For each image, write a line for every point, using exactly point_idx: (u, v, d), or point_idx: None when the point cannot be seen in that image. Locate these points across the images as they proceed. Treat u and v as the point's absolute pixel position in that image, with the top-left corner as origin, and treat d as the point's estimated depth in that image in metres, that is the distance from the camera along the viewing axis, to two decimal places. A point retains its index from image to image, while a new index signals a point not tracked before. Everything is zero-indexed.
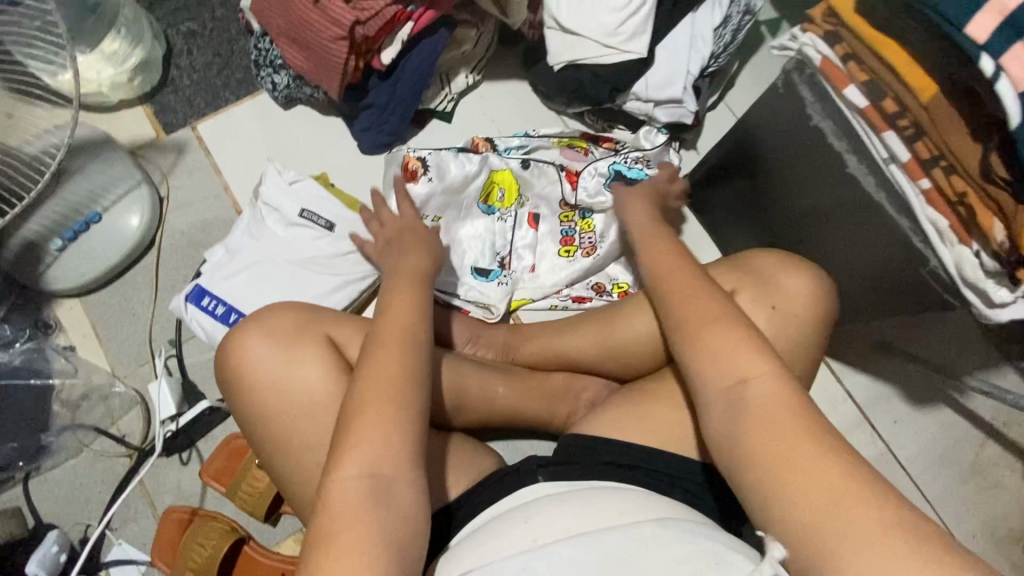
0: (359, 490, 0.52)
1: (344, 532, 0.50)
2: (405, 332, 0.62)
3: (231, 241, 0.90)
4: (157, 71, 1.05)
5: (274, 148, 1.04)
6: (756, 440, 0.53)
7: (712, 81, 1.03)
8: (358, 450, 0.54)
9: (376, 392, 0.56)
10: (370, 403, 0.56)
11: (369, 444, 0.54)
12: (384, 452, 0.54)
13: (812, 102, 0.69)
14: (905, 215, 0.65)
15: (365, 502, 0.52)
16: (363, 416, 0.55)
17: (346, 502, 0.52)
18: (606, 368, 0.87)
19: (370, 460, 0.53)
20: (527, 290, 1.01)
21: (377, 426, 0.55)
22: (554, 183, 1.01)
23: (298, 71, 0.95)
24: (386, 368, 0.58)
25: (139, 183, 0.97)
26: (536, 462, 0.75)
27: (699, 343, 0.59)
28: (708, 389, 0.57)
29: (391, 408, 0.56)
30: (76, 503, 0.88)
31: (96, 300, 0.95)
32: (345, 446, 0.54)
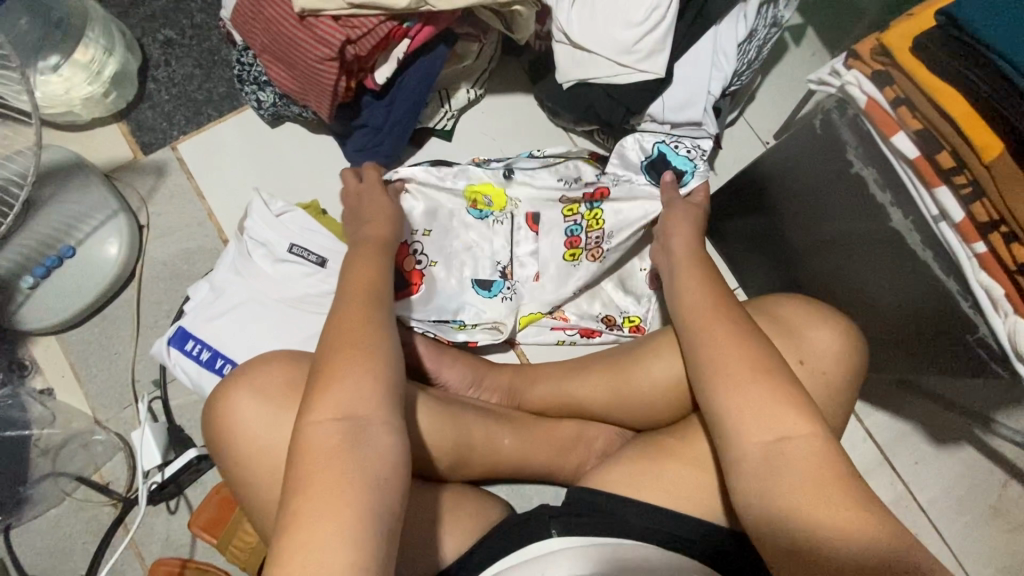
0: (332, 434, 0.49)
1: (315, 477, 0.47)
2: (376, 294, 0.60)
3: (216, 277, 0.84)
4: (132, 85, 0.97)
5: (261, 169, 0.97)
6: (799, 494, 0.50)
7: (733, 98, 0.95)
8: (332, 395, 0.50)
9: (349, 341, 0.54)
10: (343, 357, 0.53)
11: (345, 391, 0.51)
12: (363, 390, 0.51)
13: (854, 146, 0.63)
14: (954, 276, 0.59)
15: (341, 443, 0.48)
16: (339, 364, 0.52)
17: (318, 448, 0.48)
18: (617, 415, 0.82)
19: (340, 402, 0.50)
20: (534, 303, 0.93)
21: (359, 373, 0.52)
22: (549, 183, 0.91)
23: (284, 90, 0.87)
24: (357, 320, 0.56)
25: (116, 211, 0.90)
26: (547, 509, 0.70)
27: (735, 398, 0.55)
28: (743, 437, 0.54)
29: (362, 352, 0.53)
30: (59, 555, 0.83)
31: (74, 338, 0.90)
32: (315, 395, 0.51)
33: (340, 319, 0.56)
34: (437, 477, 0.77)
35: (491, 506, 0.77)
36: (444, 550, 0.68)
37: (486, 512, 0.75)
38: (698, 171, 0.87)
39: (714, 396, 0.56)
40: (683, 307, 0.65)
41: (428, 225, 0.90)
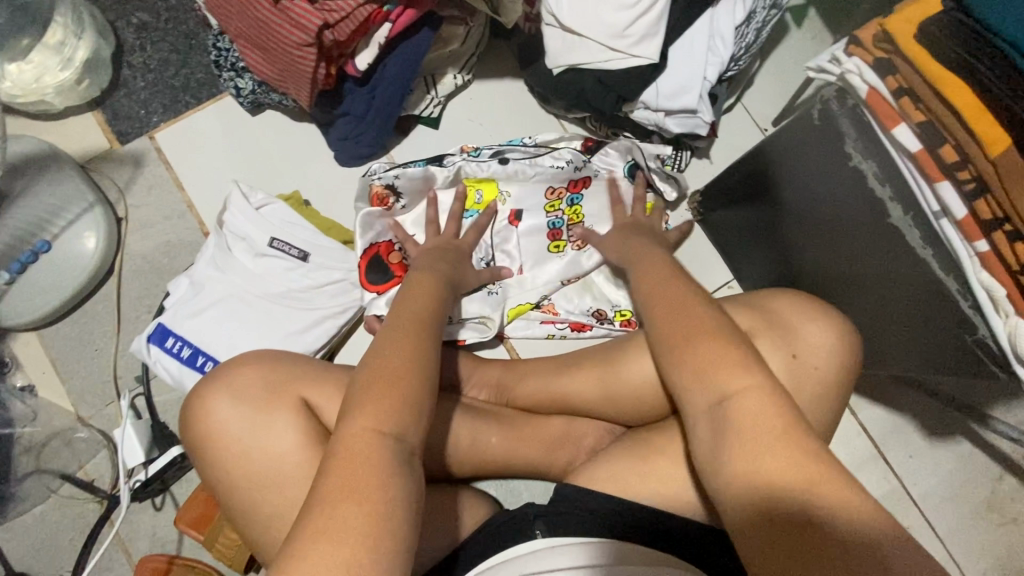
0: (371, 445, 0.46)
1: (353, 487, 0.44)
2: (425, 317, 0.59)
3: (195, 271, 0.82)
4: (106, 71, 0.94)
5: (243, 159, 0.94)
6: (739, 458, 0.46)
7: (730, 84, 0.91)
8: (375, 405, 0.48)
9: (395, 355, 0.52)
10: (383, 367, 0.51)
11: (384, 394, 0.49)
12: (409, 401, 0.50)
13: (853, 137, 0.59)
14: (954, 275, 0.57)
15: (380, 452, 0.47)
16: (382, 369, 0.51)
17: (360, 448, 0.46)
18: (608, 413, 0.80)
19: (384, 417, 0.48)
20: (522, 295, 0.92)
21: (399, 375, 0.51)
22: (533, 178, 0.92)
23: (262, 77, 0.84)
24: (407, 333, 0.56)
25: (92, 204, 0.87)
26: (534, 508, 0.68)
27: (682, 358, 0.51)
28: (690, 400, 0.50)
29: (411, 369, 0.52)
30: (46, 552, 0.83)
31: (54, 334, 0.88)
32: (356, 405, 0.49)
33: (387, 336, 0.55)
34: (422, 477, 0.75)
35: (477, 504, 0.77)
36: (427, 551, 0.68)
37: (472, 511, 0.75)
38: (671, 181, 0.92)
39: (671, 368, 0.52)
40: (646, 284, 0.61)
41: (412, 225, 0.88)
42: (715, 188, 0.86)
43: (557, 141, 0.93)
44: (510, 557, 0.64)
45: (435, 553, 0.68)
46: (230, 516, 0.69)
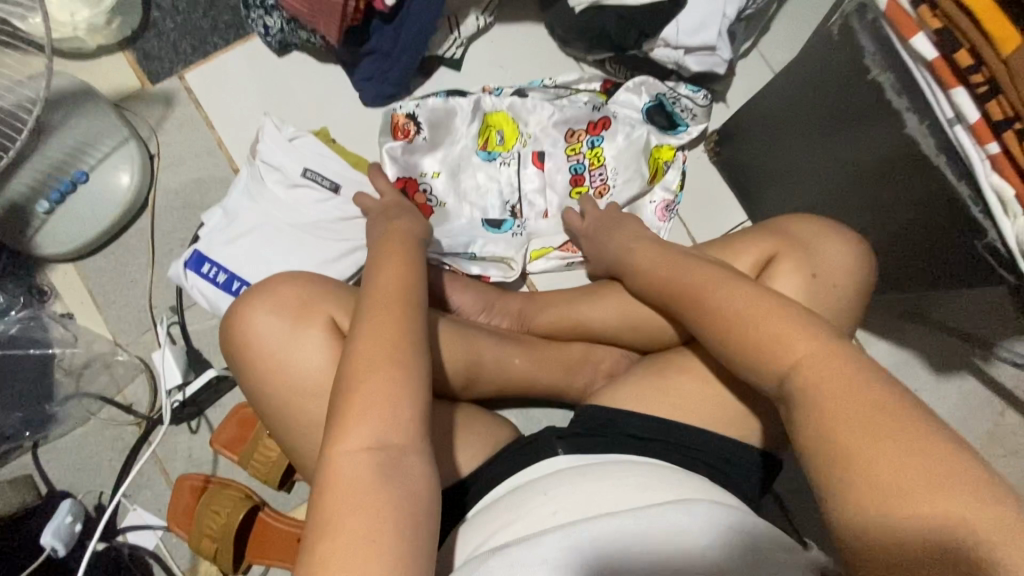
0: (365, 463, 0.46)
1: (354, 507, 0.45)
2: (403, 294, 0.55)
3: (230, 202, 0.85)
4: (137, 12, 0.96)
5: (269, 99, 0.96)
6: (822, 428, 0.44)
7: (748, 25, 0.93)
8: (360, 421, 0.48)
9: (371, 355, 0.50)
10: (364, 371, 0.49)
11: (372, 406, 0.48)
12: (389, 413, 0.48)
13: (872, 52, 0.63)
14: (967, 182, 0.59)
15: (370, 475, 0.46)
16: (363, 374, 0.49)
17: (349, 475, 0.46)
18: (626, 339, 0.83)
19: (375, 431, 0.48)
20: (545, 239, 0.94)
21: (382, 378, 0.49)
22: (554, 121, 0.94)
23: (292, 12, 0.86)
24: (383, 318, 0.52)
25: (127, 138, 0.90)
26: (554, 433, 0.71)
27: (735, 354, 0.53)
28: (763, 382, 0.51)
29: (390, 370, 0.50)
30: (86, 471, 0.86)
31: (91, 265, 0.91)
32: (341, 419, 0.48)
33: (363, 324, 0.52)
34: (450, 393, 0.78)
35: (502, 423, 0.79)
36: (458, 458, 0.70)
37: (497, 427, 0.77)
38: (691, 125, 0.95)
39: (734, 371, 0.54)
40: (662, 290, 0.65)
41: (438, 167, 0.92)
42: (746, 128, 0.89)
43: (578, 83, 0.96)
44: (530, 480, 0.64)
45: (465, 461, 0.71)
46: (273, 431, 0.71)
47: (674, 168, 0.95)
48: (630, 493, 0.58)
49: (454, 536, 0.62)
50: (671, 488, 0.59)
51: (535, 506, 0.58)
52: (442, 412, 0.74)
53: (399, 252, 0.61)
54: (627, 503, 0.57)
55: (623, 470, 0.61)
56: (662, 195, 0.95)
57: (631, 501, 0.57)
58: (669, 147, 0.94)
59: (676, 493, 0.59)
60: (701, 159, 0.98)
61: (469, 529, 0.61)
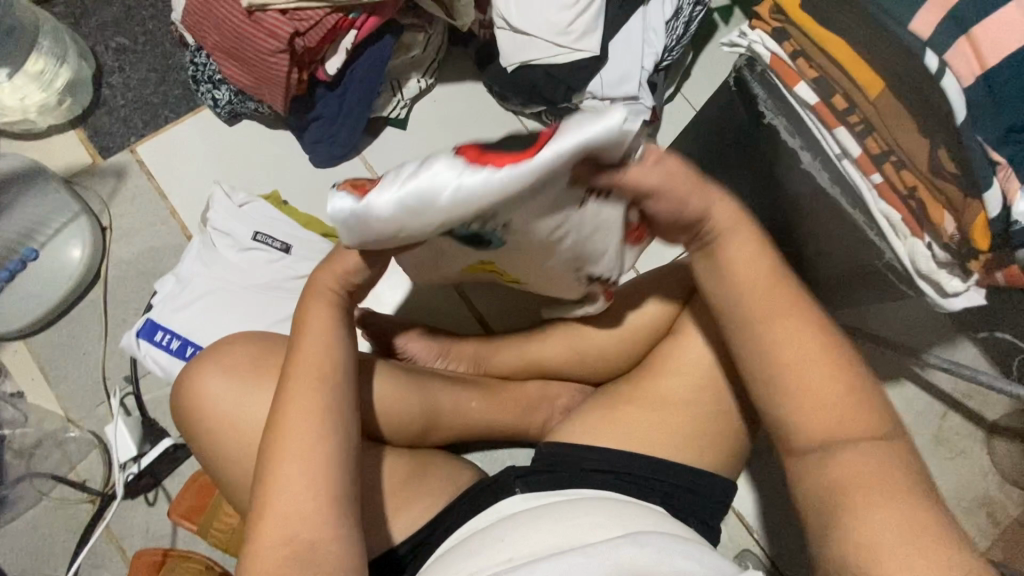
0: (282, 555, 0.51)
1: None
2: (316, 369, 0.57)
3: (182, 269, 0.87)
4: (87, 92, 0.99)
5: (221, 166, 0.99)
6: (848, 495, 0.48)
7: (667, 74, 1.02)
8: (276, 510, 0.52)
9: (282, 445, 0.54)
10: (276, 466, 0.54)
11: (287, 493, 0.53)
12: (304, 497, 0.53)
13: (764, 98, 0.69)
14: (859, 208, 0.65)
15: (286, 562, 0.51)
16: (274, 465, 0.54)
17: (266, 566, 0.51)
18: (577, 371, 0.86)
19: (286, 520, 0.52)
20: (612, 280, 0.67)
21: (297, 464, 0.53)
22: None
23: (239, 86, 0.91)
24: (297, 404, 0.55)
25: (78, 214, 0.91)
26: (515, 471, 0.73)
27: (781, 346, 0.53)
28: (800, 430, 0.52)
29: (304, 455, 0.54)
30: (37, 556, 0.83)
31: (41, 341, 0.91)
32: (259, 515, 0.53)
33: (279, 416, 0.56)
34: (409, 443, 0.79)
35: (464, 468, 0.80)
36: (415, 506, 0.71)
37: (457, 474, 0.78)
38: None
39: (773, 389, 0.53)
40: (749, 278, 0.54)
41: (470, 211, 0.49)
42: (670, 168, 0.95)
43: None
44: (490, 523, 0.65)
45: (423, 512, 0.72)
46: (230, 495, 0.70)
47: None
48: (585, 531, 0.60)
49: None
50: (625, 523, 0.61)
51: (494, 552, 0.59)
52: (399, 463, 0.75)
53: (325, 302, 0.60)
54: (584, 541, 0.58)
55: (576, 510, 0.62)
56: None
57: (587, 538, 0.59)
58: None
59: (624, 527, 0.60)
60: None
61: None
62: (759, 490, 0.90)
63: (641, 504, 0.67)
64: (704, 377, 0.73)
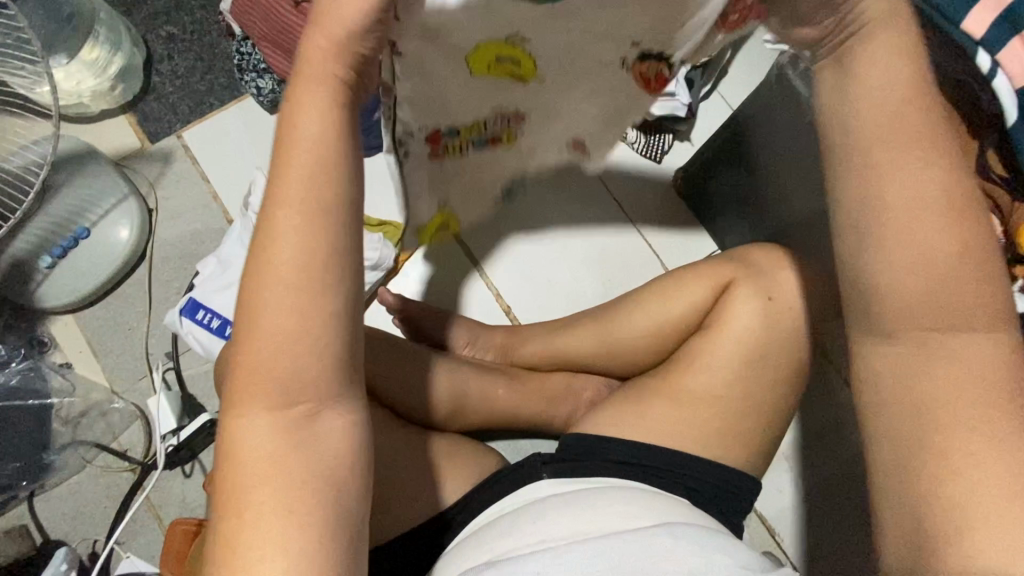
0: (268, 437, 0.42)
1: (249, 482, 0.42)
2: (313, 195, 0.40)
3: (224, 251, 0.91)
4: (138, 78, 1.03)
5: (261, 153, 1.02)
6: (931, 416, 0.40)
7: (705, 71, 1.01)
8: (260, 393, 0.42)
9: (262, 313, 0.41)
10: (257, 326, 0.41)
11: (271, 362, 0.41)
12: (292, 380, 0.41)
13: (806, 94, 0.68)
14: None
15: (276, 455, 0.42)
16: (254, 334, 0.41)
17: (251, 456, 0.42)
18: (604, 365, 0.87)
19: (274, 406, 0.42)
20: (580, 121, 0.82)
21: (281, 331, 0.41)
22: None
23: (283, 75, 0.94)
24: (278, 258, 0.40)
25: (126, 195, 0.95)
26: (540, 458, 0.74)
27: (922, 194, 0.39)
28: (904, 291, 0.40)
29: (290, 327, 0.41)
30: (81, 520, 0.88)
31: (89, 316, 0.95)
32: (233, 381, 0.43)
33: (261, 252, 0.41)
34: (437, 425, 0.82)
35: (489, 454, 0.82)
36: (442, 488, 0.73)
37: (482, 460, 0.80)
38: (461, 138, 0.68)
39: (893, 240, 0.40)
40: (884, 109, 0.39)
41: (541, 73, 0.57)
42: (708, 164, 0.93)
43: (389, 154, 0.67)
44: (520, 507, 0.67)
45: (448, 494, 0.73)
46: None
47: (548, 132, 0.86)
48: (617, 519, 0.62)
49: (445, 564, 0.64)
50: (652, 512, 0.64)
51: (526, 534, 0.61)
52: (427, 447, 0.76)
53: (323, 92, 0.40)
54: (617, 527, 0.61)
55: (606, 499, 0.64)
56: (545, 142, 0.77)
57: (620, 525, 0.61)
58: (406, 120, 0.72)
59: (654, 517, 0.63)
60: (669, 194, 1.04)
61: (457, 557, 0.63)
62: (795, 489, 0.91)
63: (665, 497, 0.68)
64: (734, 374, 0.73)
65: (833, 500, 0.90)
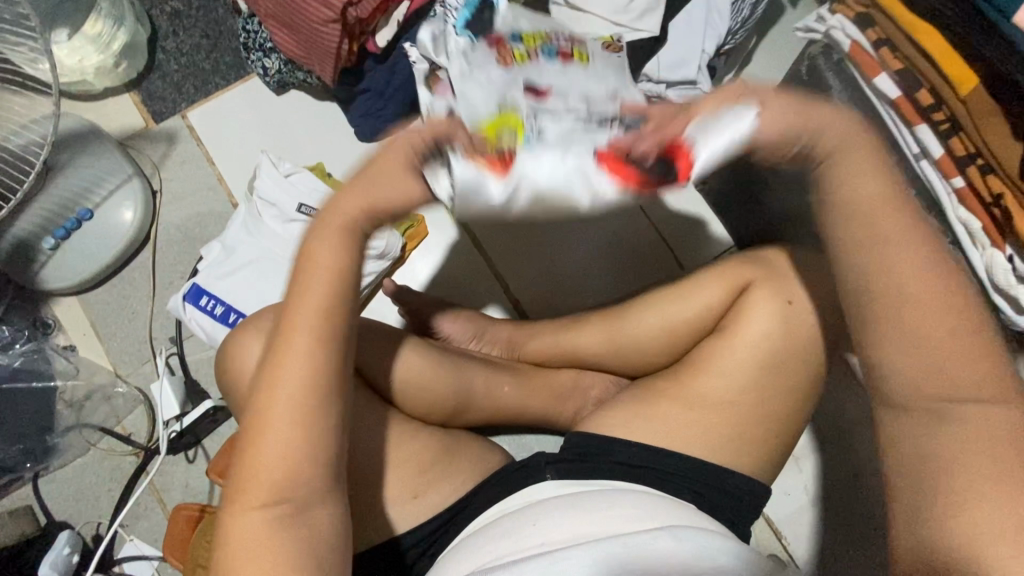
0: (262, 518, 0.49)
1: (244, 557, 0.48)
2: (319, 311, 0.50)
3: (227, 237, 0.89)
4: (142, 55, 1.00)
5: (268, 136, 1.00)
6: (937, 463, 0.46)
7: (727, 58, 0.97)
8: (264, 474, 0.49)
9: (273, 405, 0.49)
10: (265, 417, 0.50)
11: (272, 456, 0.49)
12: (294, 464, 0.49)
13: (839, 89, 0.65)
14: (935, 211, 0.61)
15: (270, 530, 0.48)
16: (263, 425, 0.49)
17: (251, 533, 0.48)
18: (613, 364, 0.85)
19: (276, 485, 0.49)
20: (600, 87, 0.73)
21: (286, 426, 0.49)
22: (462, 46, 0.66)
23: (289, 54, 0.90)
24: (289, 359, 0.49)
25: (130, 176, 0.93)
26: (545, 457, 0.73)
27: (893, 279, 0.47)
28: (904, 372, 0.47)
29: (296, 420, 0.49)
30: (85, 502, 0.88)
31: (93, 298, 0.94)
32: (240, 464, 0.50)
33: (275, 356, 0.50)
34: (441, 422, 0.80)
35: (494, 450, 0.80)
36: (444, 485, 0.72)
37: (486, 456, 0.78)
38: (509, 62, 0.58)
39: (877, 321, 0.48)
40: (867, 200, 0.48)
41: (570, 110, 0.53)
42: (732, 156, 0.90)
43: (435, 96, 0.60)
44: (522, 506, 0.65)
45: (450, 490, 0.72)
46: None
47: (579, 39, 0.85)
48: (619, 522, 0.61)
49: (443, 564, 0.63)
50: (655, 515, 0.62)
51: (525, 536, 0.60)
52: (430, 442, 0.75)
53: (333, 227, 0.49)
54: (617, 530, 0.60)
55: (610, 501, 0.63)
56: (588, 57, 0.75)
57: (621, 528, 0.60)
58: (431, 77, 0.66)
59: (658, 521, 0.61)
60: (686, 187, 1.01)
61: (456, 557, 0.62)
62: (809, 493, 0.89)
63: (669, 499, 0.66)
64: (747, 379, 0.71)
65: (848, 505, 0.88)
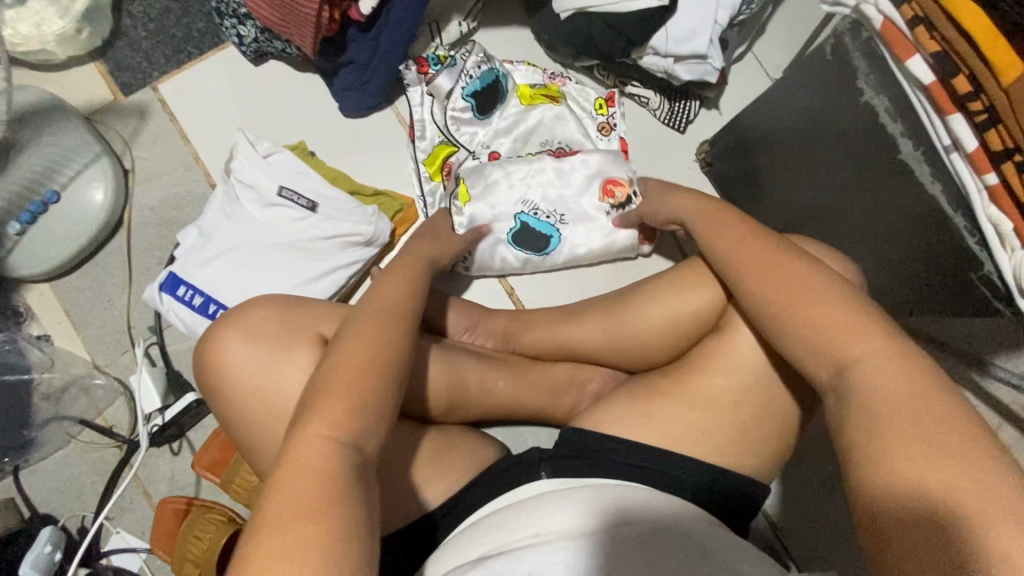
0: (325, 451, 0.45)
1: (285, 515, 0.42)
2: (382, 321, 0.55)
3: (205, 222, 0.84)
4: (107, 21, 0.92)
5: (246, 112, 0.93)
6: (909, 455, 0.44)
7: (740, 30, 0.91)
8: (325, 417, 0.47)
9: (344, 373, 0.50)
10: (346, 366, 0.50)
11: (335, 402, 0.48)
12: (357, 422, 0.47)
13: (866, 72, 0.60)
14: (961, 211, 0.57)
15: (324, 475, 0.44)
16: (331, 382, 0.49)
17: (307, 469, 0.44)
18: (611, 358, 0.82)
19: (335, 429, 0.47)
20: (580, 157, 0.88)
21: (352, 380, 0.49)
22: (482, 136, 0.91)
23: (266, 23, 0.83)
24: (365, 341, 0.53)
25: (99, 154, 0.87)
26: (540, 453, 0.70)
27: (791, 317, 0.53)
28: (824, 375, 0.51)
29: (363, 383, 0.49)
30: (69, 495, 0.86)
31: (67, 285, 0.89)
32: (314, 400, 0.48)
33: (349, 339, 0.53)
34: (433, 419, 0.76)
35: (488, 446, 0.77)
36: (436, 485, 0.69)
37: (480, 452, 0.75)
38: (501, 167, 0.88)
39: (793, 343, 0.52)
40: (798, 278, 0.54)
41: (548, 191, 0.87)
42: (747, 134, 0.84)
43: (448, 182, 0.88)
44: (519, 499, 0.63)
45: (441, 490, 0.69)
46: (249, 460, 0.68)
47: (570, 100, 0.93)
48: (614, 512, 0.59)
49: (444, 551, 0.60)
50: (650, 510, 0.61)
51: (521, 527, 0.58)
52: (421, 440, 0.72)
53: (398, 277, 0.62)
54: (611, 518, 0.58)
55: (606, 492, 0.62)
56: (581, 142, 0.92)
57: (617, 516, 0.59)
58: (452, 149, 0.90)
59: (658, 515, 0.60)
60: (691, 169, 0.96)
61: (454, 547, 0.60)
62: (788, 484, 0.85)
63: (671, 498, 0.63)
64: (751, 380, 0.68)
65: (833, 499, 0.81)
